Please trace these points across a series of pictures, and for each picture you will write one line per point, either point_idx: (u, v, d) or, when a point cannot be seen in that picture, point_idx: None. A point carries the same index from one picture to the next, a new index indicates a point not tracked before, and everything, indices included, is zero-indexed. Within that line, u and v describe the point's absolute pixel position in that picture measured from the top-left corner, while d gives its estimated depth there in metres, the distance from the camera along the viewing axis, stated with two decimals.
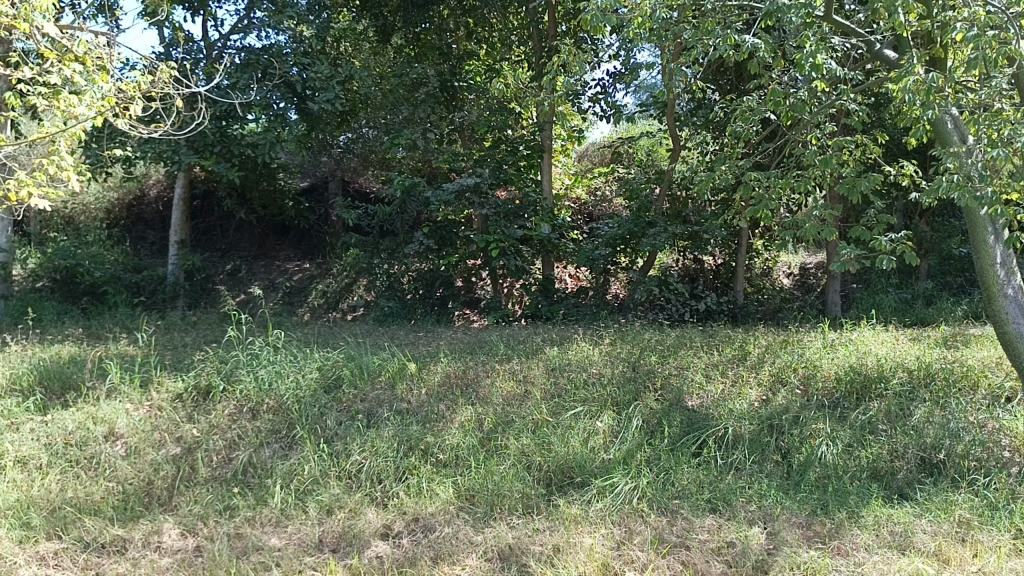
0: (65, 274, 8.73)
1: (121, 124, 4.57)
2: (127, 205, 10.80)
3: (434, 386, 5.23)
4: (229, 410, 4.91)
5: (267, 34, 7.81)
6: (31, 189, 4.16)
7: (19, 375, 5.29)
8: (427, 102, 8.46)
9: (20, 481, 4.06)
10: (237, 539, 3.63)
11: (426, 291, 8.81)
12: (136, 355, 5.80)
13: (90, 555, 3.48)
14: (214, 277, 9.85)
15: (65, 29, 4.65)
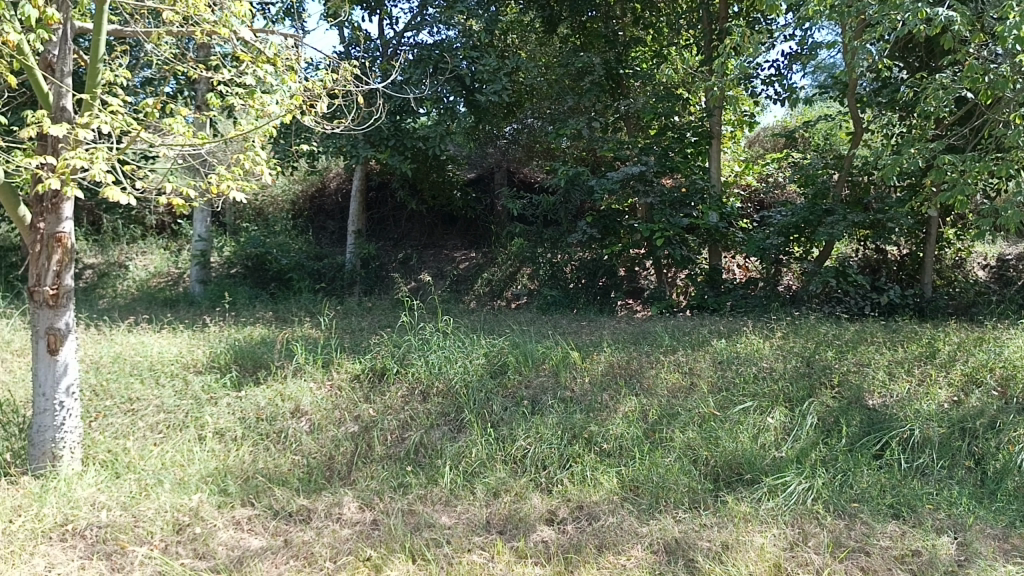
0: (256, 261, 9.41)
1: (308, 120, 4.84)
2: (309, 197, 11.51)
3: (599, 376, 5.23)
4: (402, 391, 5.14)
5: (438, 30, 8.06)
6: (230, 183, 4.47)
7: (218, 353, 5.77)
8: (593, 91, 8.43)
9: (219, 451, 4.43)
10: (410, 515, 3.79)
11: (589, 280, 8.79)
12: (319, 337, 6.18)
13: (278, 522, 3.75)
14: (388, 265, 10.31)
15: (259, 33, 4.98)
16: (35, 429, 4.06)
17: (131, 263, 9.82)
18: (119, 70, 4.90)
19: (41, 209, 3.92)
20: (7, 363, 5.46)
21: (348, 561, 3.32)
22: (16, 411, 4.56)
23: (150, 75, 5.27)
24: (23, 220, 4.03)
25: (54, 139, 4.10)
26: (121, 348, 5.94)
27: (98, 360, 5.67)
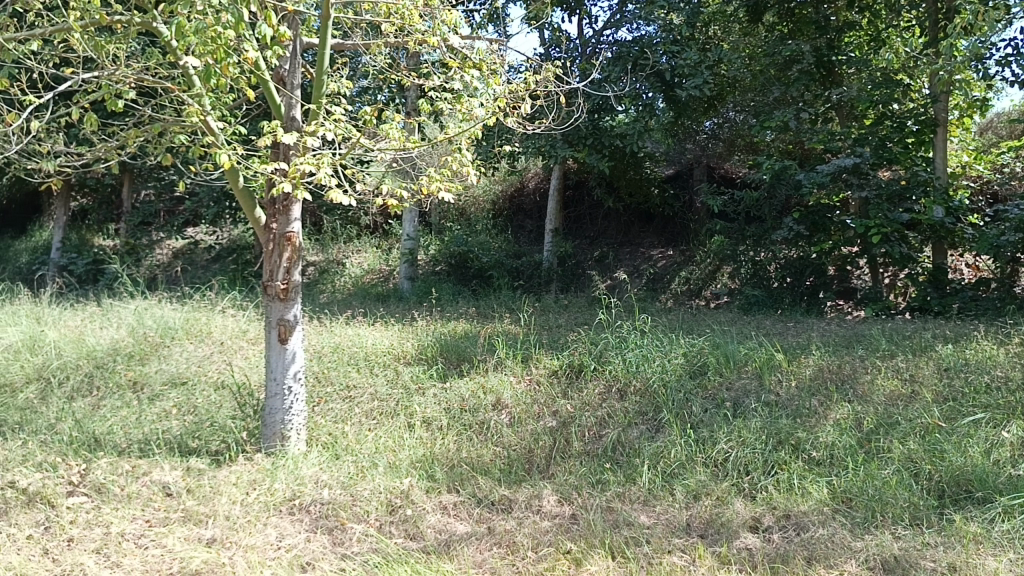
0: (458, 259, 9.80)
1: (512, 121, 4.95)
2: (509, 197, 11.83)
3: (807, 380, 4.98)
4: (600, 389, 5.16)
5: (637, 26, 8.01)
6: (439, 184, 4.66)
7: (425, 346, 6.08)
8: (801, 80, 8.03)
9: (426, 438, 4.66)
10: (609, 512, 3.79)
11: (795, 280, 8.40)
12: (519, 333, 6.35)
13: (482, 510, 3.88)
14: (585, 262, 10.38)
15: (465, 39, 5.17)
16: (267, 411, 4.46)
17: (348, 260, 10.56)
18: (340, 80, 5.25)
19: (274, 211, 4.31)
20: (244, 350, 6.05)
21: (550, 553, 3.38)
22: (251, 393, 5.03)
23: (367, 85, 5.62)
24: (260, 221, 4.44)
25: (285, 147, 4.49)
26: (340, 339, 6.40)
27: (320, 349, 6.15)
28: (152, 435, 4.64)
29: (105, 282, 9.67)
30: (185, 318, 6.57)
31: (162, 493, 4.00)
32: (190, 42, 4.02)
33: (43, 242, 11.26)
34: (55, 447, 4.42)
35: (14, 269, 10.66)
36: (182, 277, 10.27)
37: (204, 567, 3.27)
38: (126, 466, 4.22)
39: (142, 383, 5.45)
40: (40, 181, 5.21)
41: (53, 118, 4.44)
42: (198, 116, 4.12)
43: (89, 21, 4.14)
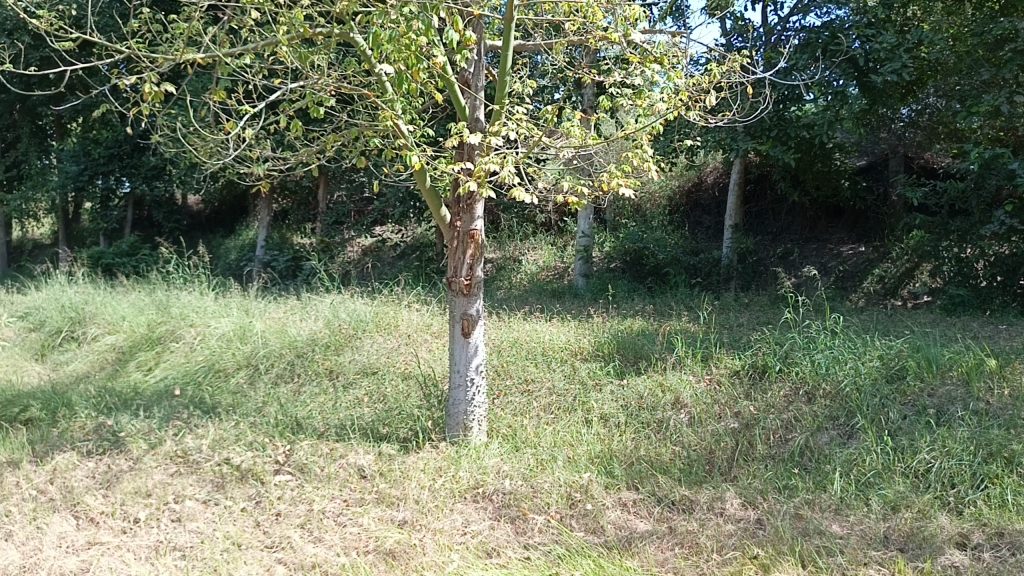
0: (634, 256, 9.75)
1: (695, 115, 4.79)
2: (686, 193, 11.61)
3: (1023, 388, 4.55)
4: (786, 390, 4.96)
5: (826, 10, 7.62)
6: (619, 180, 4.59)
7: (603, 342, 6.09)
8: (1016, 60, 7.35)
9: (604, 435, 4.67)
10: (798, 519, 3.64)
11: (1007, 279, 7.75)
12: (698, 331, 6.23)
13: (663, 509, 3.84)
14: (766, 259, 10.01)
15: (647, 34, 5.09)
16: (451, 402, 4.64)
17: (524, 257, 10.76)
18: (521, 81, 5.35)
19: (458, 209, 4.46)
20: (428, 343, 6.32)
21: (736, 556, 3.29)
22: (436, 384, 5.25)
23: (547, 84, 5.69)
24: (445, 220, 4.61)
25: (469, 147, 4.62)
26: (518, 334, 6.54)
27: (500, 344, 6.31)
28: (347, 421, 4.94)
29: (302, 278, 10.40)
30: (374, 312, 6.93)
31: (357, 475, 4.24)
32: (384, 50, 4.21)
33: (249, 240, 12.27)
34: (263, 428, 4.80)
35: (225, 265, 11.69)
36: (371, 274, 10.85)
37: (397, 547, 3.45)
38: (324, 449, 4.51)
39: (337, 372, 5.82)
40: (250, 184, 5.66)
41: (263, 127, 4.81)
42: (391, 120, 4.33)
43: (295, 34, 4.44)
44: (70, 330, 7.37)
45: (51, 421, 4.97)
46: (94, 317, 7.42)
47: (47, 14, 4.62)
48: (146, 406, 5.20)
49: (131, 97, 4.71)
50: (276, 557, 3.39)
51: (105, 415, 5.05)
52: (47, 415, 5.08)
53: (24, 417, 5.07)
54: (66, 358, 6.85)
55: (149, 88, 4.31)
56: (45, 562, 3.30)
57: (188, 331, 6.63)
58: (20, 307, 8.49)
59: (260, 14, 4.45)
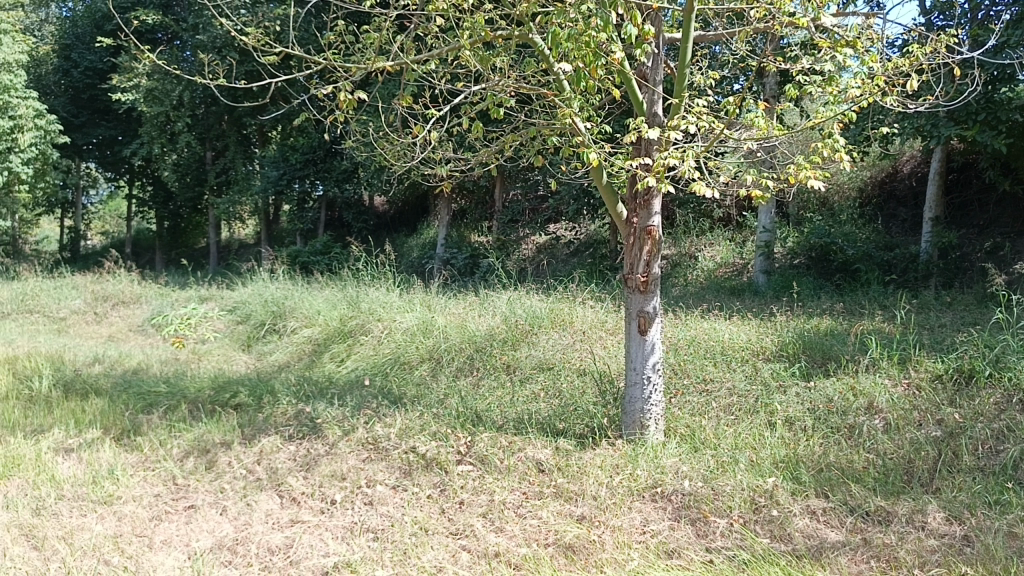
0: (820, 252, 9.30)
1: (893, 101, 4.47)
2: (879, 184, 10.91)
3: None
4: (997, 398, 4.55)
5: None
6: (808, 172, 4.36)
7: (787, 342, 5.84)
8: None
9: (789, 438, 4.47)
10: (1012, 538, 3.33)
11: None
12: (894, 332, 5.84)
13: (856, 519, 3.63)
14: (971, 255, 9.20)
15: (837, 17, 4.80)
16: (628, 399, 4.61)
17: (701, 253, 10.51)
18: (700, 72, 5.21)
19: (635, 205, 4.40)
20: (604, 340, 6.31)
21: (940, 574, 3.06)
22: (612, 381, 5.23)
23: (727, 75, 5.52)
24: (622, 216, 4.57)
25: (648, 142, 4.55)
26: (695, 332, 6.41)
27: (677, 342, 6.20)
28: (524, 415, 5.03)
29: (480, 275, 10.69)
30: (550, 308, 7.00)
31: (536, 469, 4.30)
32: (563, 49, 4.22)
33: (430, 238, 12.77)
34: (446, 419, 4.97)
35: (409, 263, 12.26)
36: (546, 271, 10.98)
37: (576, 541, 3.48)
38: (504, 441, 4.61)
39: (514, 367, 5.94)
40: (433, 185, 5.86)
41: (446, 129, 4.96)
42: (570, 117, 4.34)
43: (476, 37, 4.54)
44: (272, 324, 8.01)
45: (258, 406, 5.40)
46: (292, 311, 7.99)
47: (255, 31, 5.01)
48: (339, 395, 5.54)
49: (327, 105, 5.01)
50: (461, 543, 3.51)
51: (303, 402, 5.42)
52: (253, 400, 5.52)
53: (233, 402, 5.54)
54: (270, 349, 7.46)
55: (342, 96, 4.56)
56: (255, 536, 3.58)
57: (375, 325, 6.99)
58: (228, 302, 9.27)
59: (444, 20, 4.60)
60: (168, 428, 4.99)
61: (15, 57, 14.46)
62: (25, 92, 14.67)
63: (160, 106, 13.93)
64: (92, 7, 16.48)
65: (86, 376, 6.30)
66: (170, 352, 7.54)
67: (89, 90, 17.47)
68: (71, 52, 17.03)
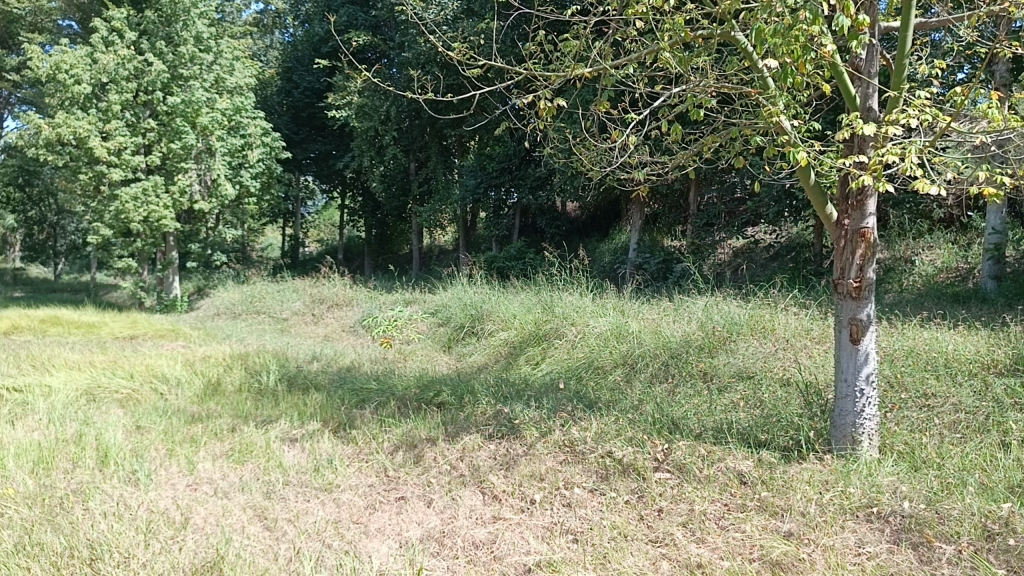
0: None
1: None
2: None
3: None
4: None
5: None
6: None
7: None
8: None
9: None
10: None
11: None
12: None
13: None
14: None
15: None
16: (838, 413, 4.36)
17: (917, 257, 9.77)
18: (920, 62, 4.85)
19: (847, 207, 4.15)
20: (809, 349, 6.01)
21: None
22: (819, 393, 4.98)
23: (952, 64, 5.09)
24: (832, 218, 4.32)
25: (861, 139, 4.28)
26: (914, 342, 5.95)
27: (893, 353, 5.80)
28: (723, 424, 4.89)
29: (673, 280, 10.53)
30: (750, 314, 6.77)
31: (738, 480, 4.16)
32: (769, 46, 4.05)
33: (622, 243, 12.76)
34: (642, 425, 4.93)
35: (601, 267, 12.34)
36: (744, 276, 10.62)
37: (784, 558, 3.33)
38: (703, 451, 4.49)
39: (712, 374, 5.78)
40: (630, 189, 5.83)
41: (644, 133, 4.92)
42: (777, 116, 4.15)
43: (676, 39, 4.46)
44: (471, 326, 8.35)
45: (460, 405, 5.61)
46: (489, 313, 8.25)
47: (459, 45, 5.19)
48: (536, 397, 5.65)
49: (527, 114, 5.11)
50: (661, 551, 3.46)
51: (502, 403, 5.57)
52: (456, 399, 5.74)
53: (437, 400, 5.80)
54: (469, 350, 7.79)
55: (541, 104, 4.61)
56: (460, 529, 3.72)
57: (569, 329, 7.06)
58: (430, 304, 9.74)
59: (642, 23, 4.55)
60: (379, 423, 5.30)
61: (245, 81, 15.99)
62: (254, 113, 16.17)
63: (368, 121, 14.86)
64: (311, 31, 17.86)
65: (307, 372, 6.83)
66: (379, 351, 8.04)
67: (308, 108, 18.96)
68: (293, 74, 18.57)
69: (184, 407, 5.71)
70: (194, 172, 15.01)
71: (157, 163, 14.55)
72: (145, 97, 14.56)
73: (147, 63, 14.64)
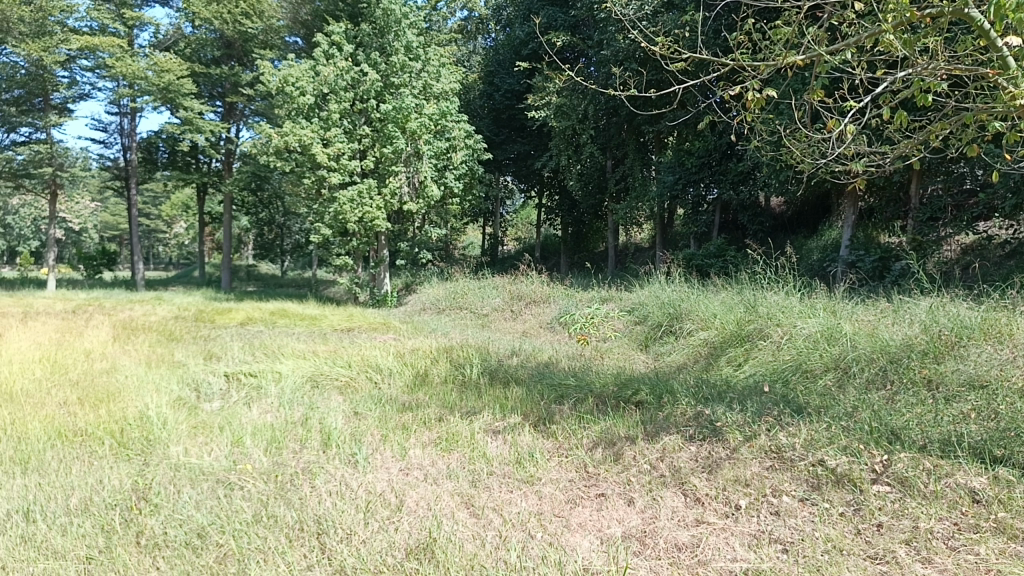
0: None
1: None
2: None
3: None
4: None
5: None
6: None
7: None
8: None
9: None
10: None
11: None
12: None
13: None
14: None
15: None
16: None
17: None
18: None
19: None
20: None
21: None
22: None
23: None
24: None
25: None
26: None
27: None
28: (951, 437, 4.48)
29: (890, 279, 9.78)
30: (982, 317, 6.16)
31: (969, 498, 3.81)
32: (1012, 21, 3.64)
33: (833, 240, 12.09)
34: (857, 434, 4.62)
35: (809, 265, 11.83)
36: (974, 275, 9.71)
37: None
38: (928, 464, 4.15)
39: (937, 382, 5.31)
40: (845, 183, 5.48)
41: (863, 122, 4.61)
42: (1019, 99, 3.74)
43: (901, 20, 4.13)
44: (669, 325, 8.24)
45: (659, 404, 5.55)
46: (689, 311, 8.10)
47: (663, 39, 5.10)
48: (739, 399, 5.47)
49: (733, 107, 4.94)
50: (881, 569, 3.23)
51: (703, 404, 5.44)
52: (655, 399, 5.67)
53: (636, 398, 5.76)
54: (667, 350, 7.70)
55: (749, 96, 4.43)
56: (663, 530, 3.66)
57: (775, 330, 6.76)
58: (628, 303, 9.69)
59: (863, 5, 4.26)
60: (579, 419, 5.35)
61: (450, 86, 16.70)
62: (458, 116, 16.83)
63: (566, 121, 15.04)
64: (512, 35, 18.35)
65: (507, 366, 7.02)
66: (577, 348, 8.11)
67: (508, 110, 19.52)
68: (495, 78, 19.20)
69: (396, 396, 6.05)
70: (403, 174, 15.86)
71: (370, 167, 15.51)
72: (361, 105, 15.58)
73: (362, 74, 15.65)
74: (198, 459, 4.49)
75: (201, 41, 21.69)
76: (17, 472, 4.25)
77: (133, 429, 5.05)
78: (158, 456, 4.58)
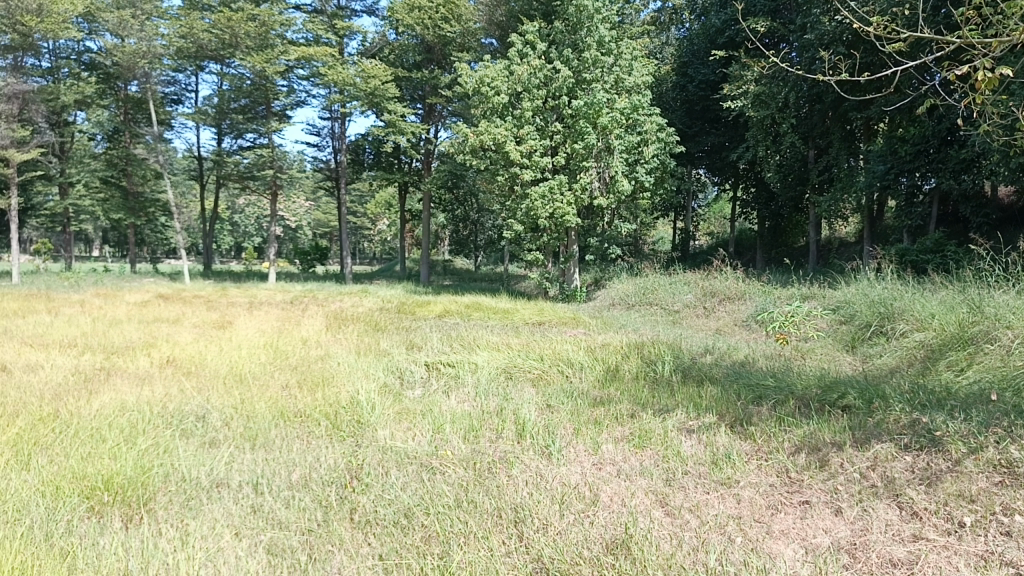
0: None
1: None
2: None
3: None
4: None
5: None
6: None
7: None
8: None
9: None
10: None
11: None
12: None
13: None
14: None
15: None
16: None
17: None
18: None
19: None
20: None
21: None
22: None
23: None
24: None
25: None
26: None
27: None
28: None
29: None
30: None
31: None
32: None
33: None
34: None
35: None
36: None
37: None
38: None
39: None
40: None
41: None
42: None
43: None
44: (878, 325, 7.72)
45: (869, 410, 5.19)
46: (903, 310, 7.55)
47: (878, 17, 4.74)
48: (961, 408, 5.01)
49: (958, 88, 4.51)
50: None
51: (919, 411, 5.05)
52: (863, 403, 5.33)
53: (842, 402, 5.44)
54: (877, 352, 7.20)
55: (979, 76, 4.01)
56: (875, 544, 3.42)
57: (1004, 333, 6.14)
58: (832, 301, 9.20)
59: None
60: (778, 422, 5.13)
61: (643, 79, 16.50)
62: (650, 109, 16.58)
63: (765, 110, 14.47)
64: (707, 24, 17.91)
65: (701, 364, 6.87)
66: (775, 347, 7.81)
67: (703, 101, 19.08)
68: (689, 68, 18.84)
69: (588, 390, 6.08)
70: (594, 170, 15.82)
71: (562, 163, 15.64)
72: (553, 102, 15.79)
73: (555, 71, 15.84)
74: (402, 444, 4.73)
75: (404, 47, 22.97)
76: (247, 447, 4.67)
77: (345, 412, 5.41)
78: (368, 438, 4.87)
